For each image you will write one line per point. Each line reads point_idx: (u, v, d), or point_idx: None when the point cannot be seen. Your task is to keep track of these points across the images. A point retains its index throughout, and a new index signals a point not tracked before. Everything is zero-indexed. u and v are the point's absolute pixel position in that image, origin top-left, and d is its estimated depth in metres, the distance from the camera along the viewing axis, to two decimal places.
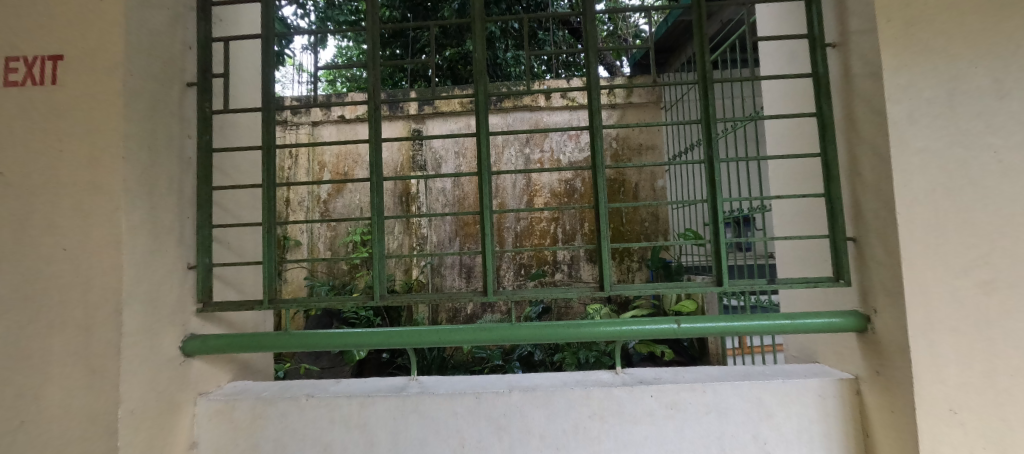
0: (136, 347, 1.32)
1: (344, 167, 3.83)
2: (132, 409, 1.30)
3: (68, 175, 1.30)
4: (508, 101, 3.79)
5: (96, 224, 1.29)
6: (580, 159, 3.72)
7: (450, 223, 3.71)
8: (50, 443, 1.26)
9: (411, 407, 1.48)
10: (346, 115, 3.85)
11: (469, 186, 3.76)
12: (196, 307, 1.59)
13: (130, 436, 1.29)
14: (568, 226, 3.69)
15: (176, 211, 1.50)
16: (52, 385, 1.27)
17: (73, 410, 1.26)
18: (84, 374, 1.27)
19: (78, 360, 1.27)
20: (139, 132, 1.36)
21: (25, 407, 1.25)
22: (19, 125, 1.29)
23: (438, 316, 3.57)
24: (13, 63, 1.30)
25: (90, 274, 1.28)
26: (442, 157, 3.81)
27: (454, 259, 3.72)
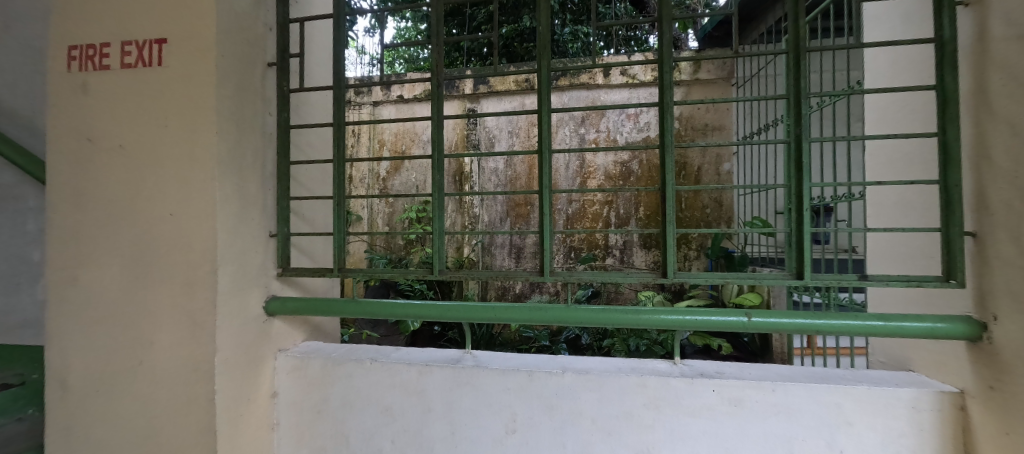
0: (228, 304, 1.46)
1: (402, 145, 3.94)
2: (226, 359, 1.44)
3: (171, 148, 1.44)
4: (564, 79, 3.70)
5: (195, 193, 1.42)
6: (638, 139, 3.56)
7: (501, 203, 3.74)
8: (163, 382, 1.45)
9: (466, 379, 1.52)
10: (404, 95, 3.95)
11: (522, 166, 3.72)
12: (276, 271, 1.71)
13: (224, 383, 1.44)
14: (623, 209, 3.57)
15: (260, 183, 1.62)
16: (162, 332, 1.44)
17: (178, 356, 1.43)
18: (187, 325, 1.42)
19: (182, 313, 1.43)
20: (228, 107, 1.47)
21: (142, 349, 1.45)
22: (133, 103, 1.46)
23: (487, 293, 3.66)
24: (128, 47, 1.47)
25: (190, 236, 1.42)
26: (495, 137, 3.81)
27: (504, 238, 3.75)
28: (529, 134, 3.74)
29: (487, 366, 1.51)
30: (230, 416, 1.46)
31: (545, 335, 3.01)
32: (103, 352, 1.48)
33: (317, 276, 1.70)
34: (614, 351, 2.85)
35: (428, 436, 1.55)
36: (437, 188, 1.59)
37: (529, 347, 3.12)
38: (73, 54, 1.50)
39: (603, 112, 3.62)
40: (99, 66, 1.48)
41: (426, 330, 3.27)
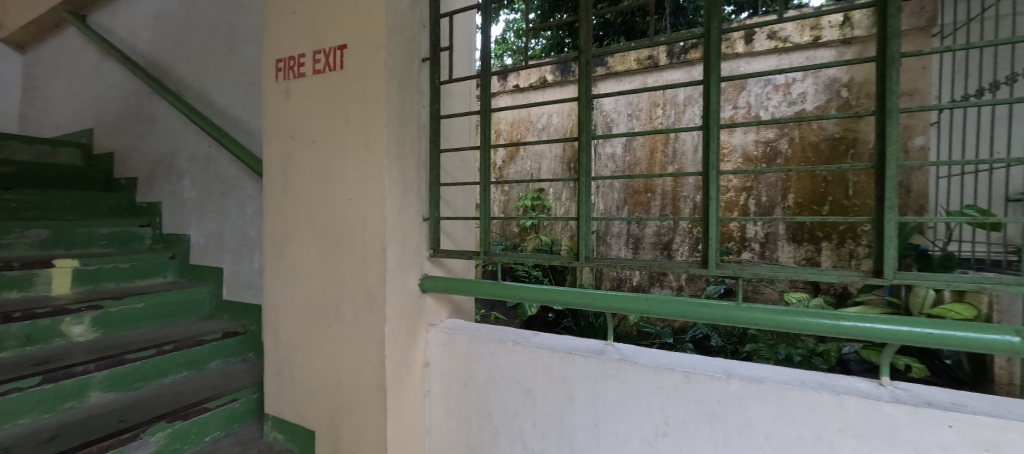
0: (394, 279, 1.63)
1: (518, 134, 3.96)
2: (393, 328, 1.63)
3: (350, 140, 1.64)
4: (695, 51, 3.27)
5: (369, 180, 1.61)
6: (789, 114, 2.99)
7: (619, 190, 3.48)
8: (344, 343, 1.69)
9: (612, 372, 1.47)
10: (520, 83, 3.93)
11: (642, 150, 3.43)
12: (429, 252, 1.84)
13: (392, 349, 1.62)
14: (765, 197, 3.02)
15: (417, 170, 1.76)
16: (344, 301, 1.68)
17: (356, 322, 1.66)
18: (363, 296, 1.63)
19: (359, 285, 1.64)
20: (394, 102, 1.61)
21: (329, 314, 1.72)
22: (323, 103, 1.70)
23: (601, 283, 3.50)
24: (318, 55, 1.70)
25: (365, 218, 1.62)
26: (613, 120, 3.58)
27: (621, 227, 3.51)
28: (652, 115, 3.40)
29: (636, 361, 1.44)
30: (396, 379, 1.65)
31: (668, 333, 2.74)
32: (299, 314, 1.78)
33: (464, 259, 1.80)
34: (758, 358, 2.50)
35: (570, 424, 1.54)
36: (585, 171, 1.54)
37: (651, 343, 2.88)
38: (279, 66, 1.79)
39: (741, 84, 3.14)
40: (297, 74, 1.74)
41: (541, 317, 3.23)
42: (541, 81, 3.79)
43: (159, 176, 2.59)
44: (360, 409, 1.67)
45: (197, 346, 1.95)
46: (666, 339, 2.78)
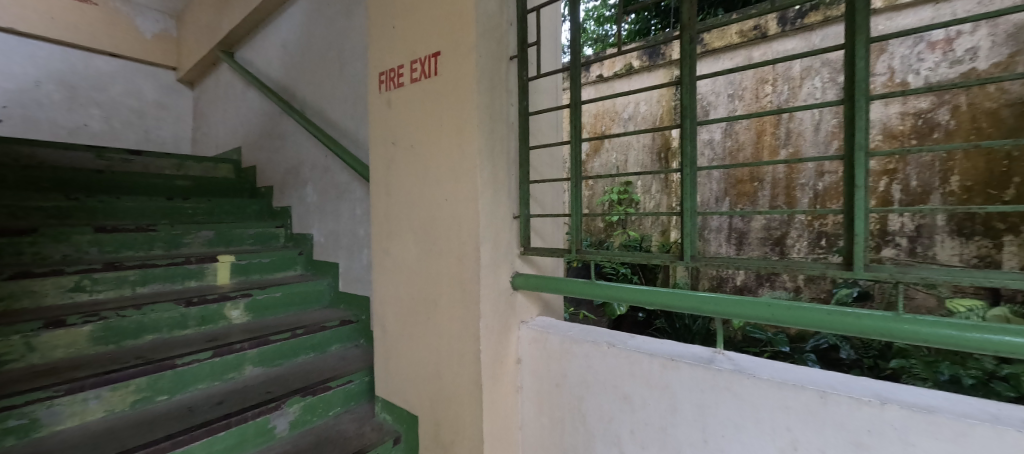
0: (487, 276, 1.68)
1: (602, 126, 3.76)
2: (487, 323, 1.68)
3: (446, 143, 1.72)
4: (815, 15, 2.83)
5: (463, 180, 1.67)
6: (949, 76, 2.42)
7: (718, 180, 3.08)
8: (443, 336, 1.79)
9: (723, 385, 1.33)
10: (603, 73, 3.77)
11: (746, 134, 2.99)
12: (520, 249, 1.86)
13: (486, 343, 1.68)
14: (916, 180, 2.48)
15: (506, 168, 1.78)
16: (442, 296, 1.78)
17: (454, 316, 1.74)
18: (460, 291, 1.71)
19: (456, 281, 1.72)
20: (484, 102, 1.65)
21: (429, 307, 1.82)
22: (420, 109, 1.81)
23: (699, 283, 3.16)
24: (415, 64, 1.81)
25: (460, 217, 1.69)
26: (711, 103, 3.19)
27: (721, 221, 3.08)
28: (758, 93, 2.97)
29: (761, 374, 1.28)
30: (491, 372, 1.70)
31: (783, 341, 2.39)
32: (402, 306, 1.92)
33: (554, 256, 1.78)
34: (909, 376, 2.07)
35: (674, 436, 1.43)
36: (689, 162, 1.41)
37: (761, 351, 2.53)
38: (382, 78, 1.93)
39: (883, 46, 2.64)
40: (397, 84, 1.87)
41: (630, 317, 2.96)
42: (627, 69, 3.58)
43: (289, 184, 2.93)
44: (457, 399, 1.75)
45: (320, 331, 2.18)
46: (781, 347, 2.40)
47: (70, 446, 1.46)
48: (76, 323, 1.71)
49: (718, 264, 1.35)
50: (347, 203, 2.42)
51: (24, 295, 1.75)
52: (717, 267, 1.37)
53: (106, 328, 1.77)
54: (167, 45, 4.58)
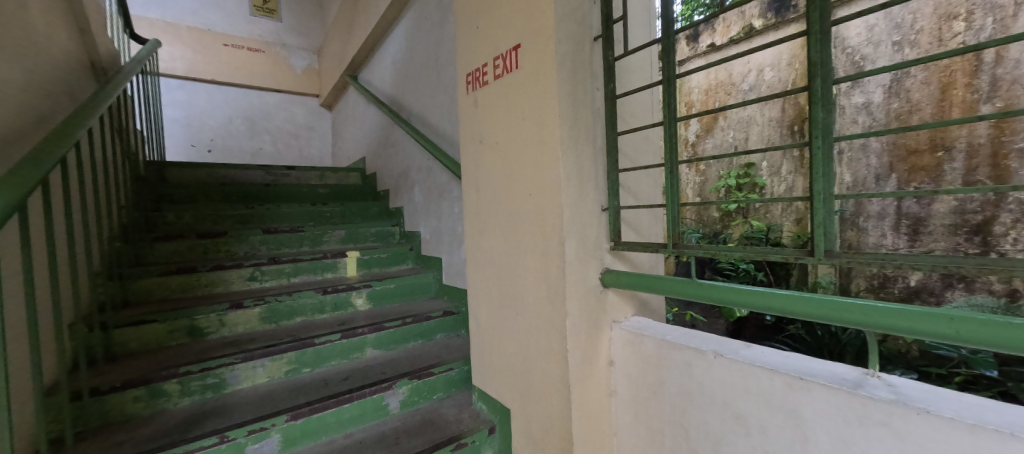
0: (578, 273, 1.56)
1: (715, 102, 3.17)
2: (575, 322, 1.61)
3: (531, 138, 1.69)
4: None
5: (546, 174, 1.63)
6: None
7: (878, 153, 2.43)
8: (533, 333, 1.76)
9: (880, 421, 1.07)
10: (716, 42, 3.35)
11: (926, 90, 2.28)
12: (610, 244, 1.73)
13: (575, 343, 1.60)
14: None
15: (592, 158, 1.67)
16: (531, 292, 1.76)
17: (542, 313, 1.71)
18: (548, 287, 1.67)
19: (543, 277, 1.69)
20: (566, 92, 1.58)
21: (519, 301, 1.82)
22: (504, 104, 1.81)
23: (852, 283, 2.49)
24: (499, 60, 1.81)
25: (544, 212, 1.65)
26: (867, 56, 2.53)
27: (885, 205, 2.40)
28: (941, 32, 2.26)
29: (943, 412, 0.99)
30: (580, 373, 1.63)
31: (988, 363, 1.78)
32: (496, 300, 1.95)
33: (649, 252, 1.60)
34: None
35: None
36: (822, 131, 1.07)
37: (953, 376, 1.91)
38: (469, 79, 2.00)
39: None
40: (483, 83, 1.91)
41: (756, 321, 2.45)
42: (747, 30, 3.10)
43: (401, 187, 3.27)
44: (547, 396, 1.72)
45: (426, 321, 2.38)
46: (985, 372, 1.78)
47: (242, 403, 1.85)
48: (250, 306, 2.18)
49: (870, 263, 1.01)
50: (447, 202, 2.58)
51: (221, 283, 2.34)
52: (868, 265, 1.03)
53: (268, 311, 2.23)
54: (312, 79, 5.54)
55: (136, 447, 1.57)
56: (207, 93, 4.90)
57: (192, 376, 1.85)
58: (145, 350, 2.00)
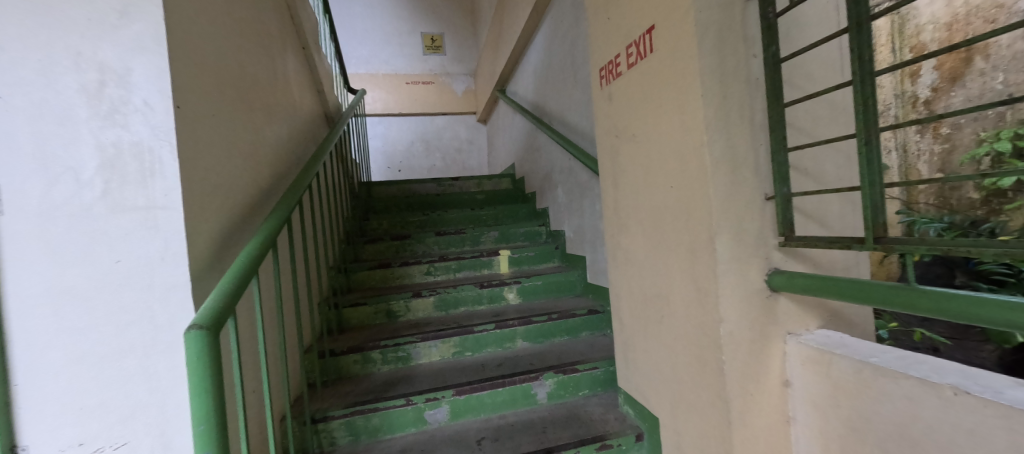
0: (731, 273, 1.27)
1: None
2: (733, 332, 1.27)
3: (667, 125, 1.41)
4: None
5: (689, 157, 1.32)
6: None
7: None
8: (679, 346, 1.47)
9: None
10: None
11: None
12: (777, 241, 1.31)
13: (733, 356, 1.27)
14: None
15: (750, 138, 1.29)
16: (675, 296, 1.46)
17: (691, 323, 1.40)
18: (695, 292, 1.36)
19: (690, 279, 1.38)
20: (711, 65, 1.25)
21: (662, 305, 1.54)
22: (635, 91, 1.57)
23: None
24: (631, 49, 1.57)
25: (688, 200, 1.35)
26: None
27: None
28: None
29: None
30: (743, 394, 1.28)
31: None
32: (636, 301, 1.71)
33: (838, 248, 1.12)
34: None
35: None
36: None
37: None
38: (603, 75, 1.79)
39: None
40: (616, 76, 1.68)
41: None
42: None
43: (547, 188, 3.36)
44: (698, 419, 1.42)
45: (571, 318, 2.38)
46: None
47: (425, 374, 2.09)
48: (427, 294, 2.52)
49: None
50: (590, 198, 2.58)
51: (406, 276, 2.78)
52: None
53: (440, 300, 2.53)
54: (469, 98, 6.10)
55: (356, 397, 1.92)
56: (397, 125, 5.93)
57: (389, 348, 2.16)
58: (360, 326, 2.44)
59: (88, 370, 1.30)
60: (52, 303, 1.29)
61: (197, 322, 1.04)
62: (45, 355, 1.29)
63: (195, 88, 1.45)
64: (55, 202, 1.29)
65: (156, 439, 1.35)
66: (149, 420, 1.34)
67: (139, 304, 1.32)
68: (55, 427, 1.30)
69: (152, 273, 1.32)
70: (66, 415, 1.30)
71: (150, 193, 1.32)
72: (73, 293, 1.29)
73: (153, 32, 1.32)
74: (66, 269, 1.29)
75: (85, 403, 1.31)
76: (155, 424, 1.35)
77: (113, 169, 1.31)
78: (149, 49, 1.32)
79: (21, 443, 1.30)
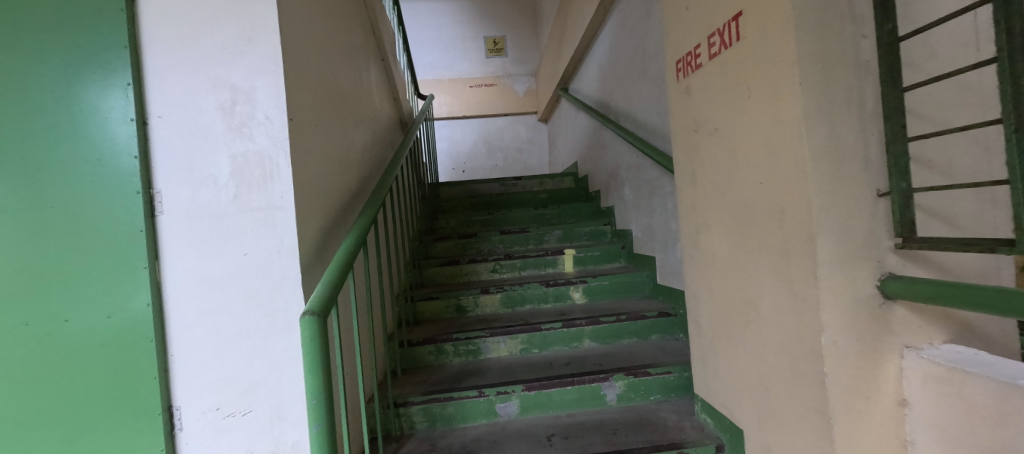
0: (835, 278, 1.16)
1: None
2: (836, 342, 1.16)
3: (757, 117, 1.31)
4: None
5: (784, 152, 1.23)
6: None
7: None
8: (769, 354, 1.37)
9: None
10: None
11: None
12: (893, 243, 1.17)
13: (837, 367, 1.17)
14: None
15: (857, 128, 1.17)
16: (765, 301, 1.36)
17: (784, 330, 1.29)
18: (790, 297, 1.26)
19: (783, 283, 1.28)
20: (810, 51, 1.16)
21: (749, 310, 1.44)
22: (717, 83, 1.48)
23: None
24: (713, 38, 1.48)
25: (783, 197, 1.25)
26: None
27: None
28: None
29: None
30: (848, 409, 1.17)
31: None
32: (718, 306, 1.61)
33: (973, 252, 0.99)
34: None
35: None
36: None
37: None
38: (680, 66, 1.70)
39: None
40: (696, 67, 1.59)
41: None
42: None
43: (612, 186, 3.29)
44: (791, 435, 1.31)
45: (640, 320, 2.31)
46: None
47: (495, 368, 2.13)
48: (494, 291, 2.56)
49: None
50: (659, 197, 2.48)
51: (473, 273, 2.84)
52: None
53: (507, 297, 2.57)
54: (530, 98, 6.09)
55: (431, 385, 1.99)
56: (461, 127, 6.09)
57: (461, 341, 2.22)
58: (432, 319, 2.53)
59: (224, 345, 1.53)
60: (197, 287, 1.53)
61: (310, 308, 1.19)
62: (191, 331, 1.53)
63: (303, 104, 1.65)
64: (200, 204, 1.53)
65: (275, 409, 1.55)
66: (270, 391, 1.54)
67: (262, 290, 1.53)
68: (198, 392, 1.54)
69: (272, 264, 1.53)
70: (206, 383, 1.54)
71: (271, 196, 1.53)
72: (214, 280, 1.53)
73: (274, 59, 1.55)
74: (208, 260, 1.53)
75: (221, 374, 1.54)
76: (274, 396, 1.54)
77: (242, 176, 1.53)
78: (272, 73, 1.55)
79: (173, 404, 1.55)
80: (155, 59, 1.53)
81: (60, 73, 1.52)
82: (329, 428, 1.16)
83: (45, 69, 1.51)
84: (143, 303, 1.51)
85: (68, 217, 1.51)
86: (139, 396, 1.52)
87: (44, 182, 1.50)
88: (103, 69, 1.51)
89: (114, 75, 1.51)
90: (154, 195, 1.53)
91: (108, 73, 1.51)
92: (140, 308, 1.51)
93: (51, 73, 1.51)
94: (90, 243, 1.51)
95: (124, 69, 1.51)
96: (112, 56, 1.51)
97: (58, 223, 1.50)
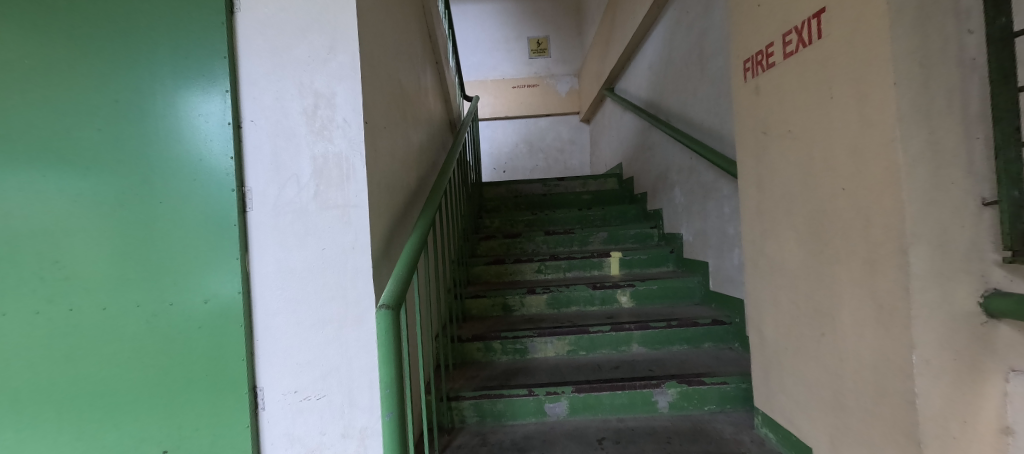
0: (929, 292, 1.10)
1: None
2: (925, 358, 1.10)
3: (840, 119, 1.25)
4: None
5: (872, 157, 1.16)
6: None
7: None
8: (847, 370, 1.30)
9: None
10: None
11: None
12: (1000, 256, 1.08)
13: (928, 386, 1.10)
14: None
15: (958, 133, 1.09)
16: (843, 314, 1.29)
17: (867, 345, 1.23)
18: (876, 311, 1.19)
19: (867, 295, 1.21)
20: (904, 52, 1.09)
21: (823, 323, 1.37)
22: (793, 84, 1.42)
23: None
24: (789, 36, 1.42)
25: (869, 205, 1.18)
26: None
27: None
28: None
29: None
30: (939, 431, 1.11)
31: None
32: (786, 316, 1.54)
33: None
34: None
35: None
36: None
37: None
38: (748, 66, 1.64)
39: None
40: (768, 67, 1.53)
41: None
42: None
43: (661, 189, 3.20)
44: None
45: (692, 327, 2.24)
46: None
47: (542, 367, 2.14)
48: (541, 291, 2.57)
49: None
50: (715, 201, 2.40)
51: (518, 272, 2.86)
52: None
53: (553, 298, 2.57)
54: (573, 98, 6.04)
55: (482, 381, 2.03)
56: (503, 128, 6.15)
57: (508, 340, 2.25)
58: (479, 317, 2.57)
59: (303, 332, 1.64)
60: (280, 278, 1.64)
61: (384, 302, 1.28)
62: (275, 319, 1.65)
63: (375, 108, 1.73)
64: (286, 201, 1.64)
65: (346, 396, 1.63)
66: (341, 378, 1.63)
67: (337, 283, 1.62)
68: (280, 374, 1.65)
69: (349, 259, 1.61)
70: (287, 367, 1.65)
71: (347, 194, 1.62)
72: (296, 272, 1.64)
73: (352, 66, 1.63)
74: (291, 252, 1.64)
75: (300, 359, 1.64)
76: (347, 383, 1.63)
77: (323, 175, 1.63)
78: (350, 79, 1.63)
79: (258, 385, 1.66)
80: (249, 68, 1.65)
81: (168, 81, 1.65)
82: (399, 418, 1.25)
83: (156, 76, 1.65)
84: (234, 290, 1.64)
85: (172, 211, 1.65)
86: (230, 374, 1.65)
87: (155, 179, 1.64)
88: (207, 77, 1.64)
89: (214, 83, 1.64)
90: (246, 193, 1.65)
91: (211, 80, 1.64)
92: (232, 295, 1.64)
93: (161, 81, 1.65)
94: (189, 235, 1.65)
95: (224, 76, 1.63)
96: (214, 65, 1.64)
97: (165, 215, 1.64)
